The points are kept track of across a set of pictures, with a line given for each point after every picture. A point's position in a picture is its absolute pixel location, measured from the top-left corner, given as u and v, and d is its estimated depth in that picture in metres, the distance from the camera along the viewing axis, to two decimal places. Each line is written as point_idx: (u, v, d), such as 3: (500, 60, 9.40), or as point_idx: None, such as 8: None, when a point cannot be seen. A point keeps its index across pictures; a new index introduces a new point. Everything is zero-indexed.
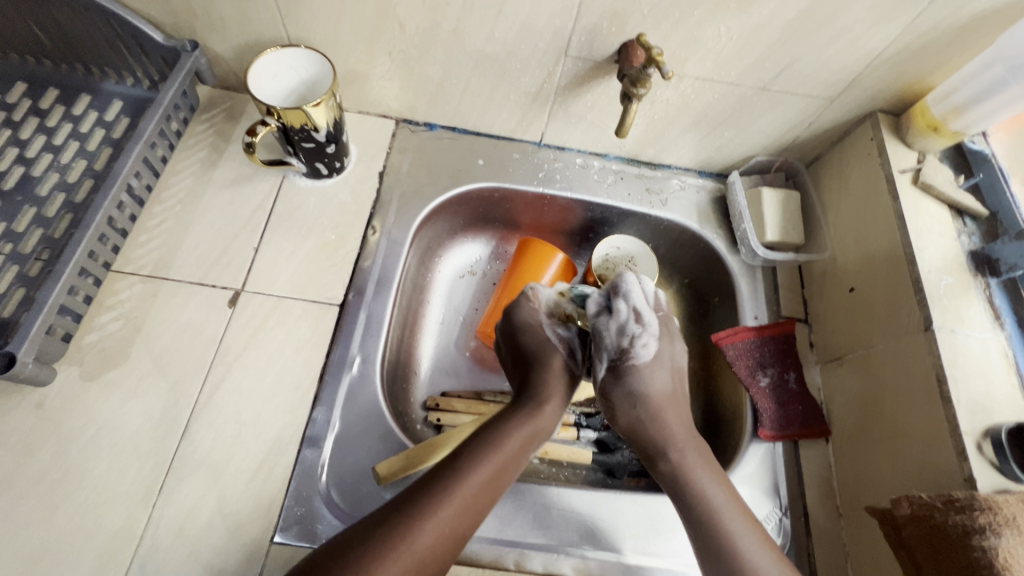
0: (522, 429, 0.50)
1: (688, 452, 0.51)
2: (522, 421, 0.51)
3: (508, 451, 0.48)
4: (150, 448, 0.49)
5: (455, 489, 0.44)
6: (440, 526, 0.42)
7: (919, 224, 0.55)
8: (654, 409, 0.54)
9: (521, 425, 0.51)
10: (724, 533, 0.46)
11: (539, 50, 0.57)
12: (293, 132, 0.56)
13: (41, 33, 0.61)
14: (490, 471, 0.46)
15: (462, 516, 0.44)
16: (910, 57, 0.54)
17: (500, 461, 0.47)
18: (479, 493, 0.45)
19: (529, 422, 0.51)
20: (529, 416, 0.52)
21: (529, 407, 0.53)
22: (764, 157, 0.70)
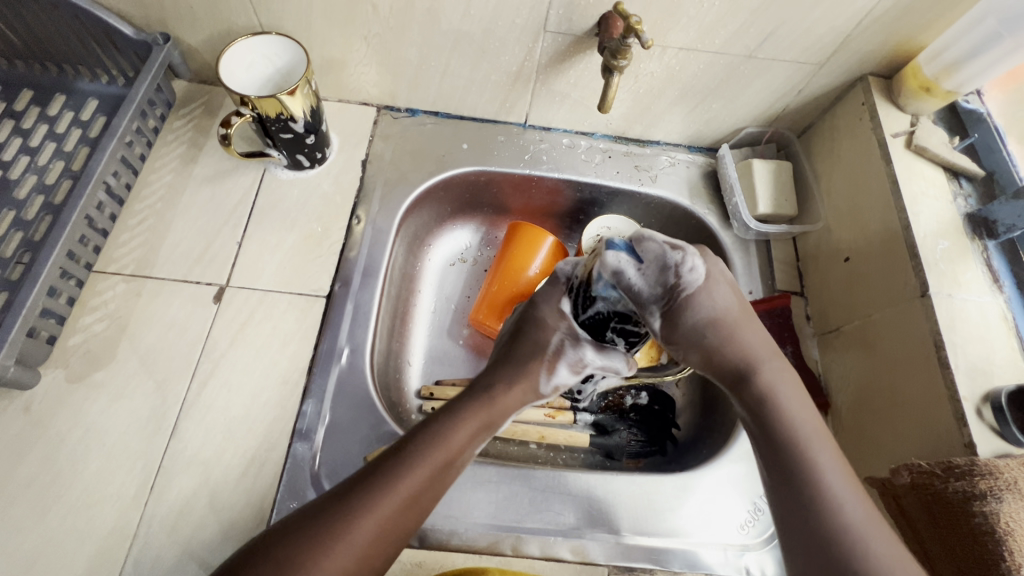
0: (474, 415, 0.46)
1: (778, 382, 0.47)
2: (470, 417, 0.46)
3: (421, 476, 0.40)
4: (140, 447, 0.49)
5: (372, 502, 0.38)
6: (381, 520, 0.38)
7: (913, 188, 0.53)
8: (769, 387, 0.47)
9: (437, 454, 0.42)
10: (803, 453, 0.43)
11: (516, 26, 0.55)
12: (269, 123, 0.55)
13: (10, 32, 0.59)
14: (437, 466, 0.42)
15: (396, 521, 0.39)
16: (899, 15, 0.52)
17: (446, 457, 0.42)
18: (399, 513, 0.39)
19: (445, 444, 0.43)
20: (444, 451, 0.42)
21: (438, 433, 0.43)
22: (754, 129, 0.68)
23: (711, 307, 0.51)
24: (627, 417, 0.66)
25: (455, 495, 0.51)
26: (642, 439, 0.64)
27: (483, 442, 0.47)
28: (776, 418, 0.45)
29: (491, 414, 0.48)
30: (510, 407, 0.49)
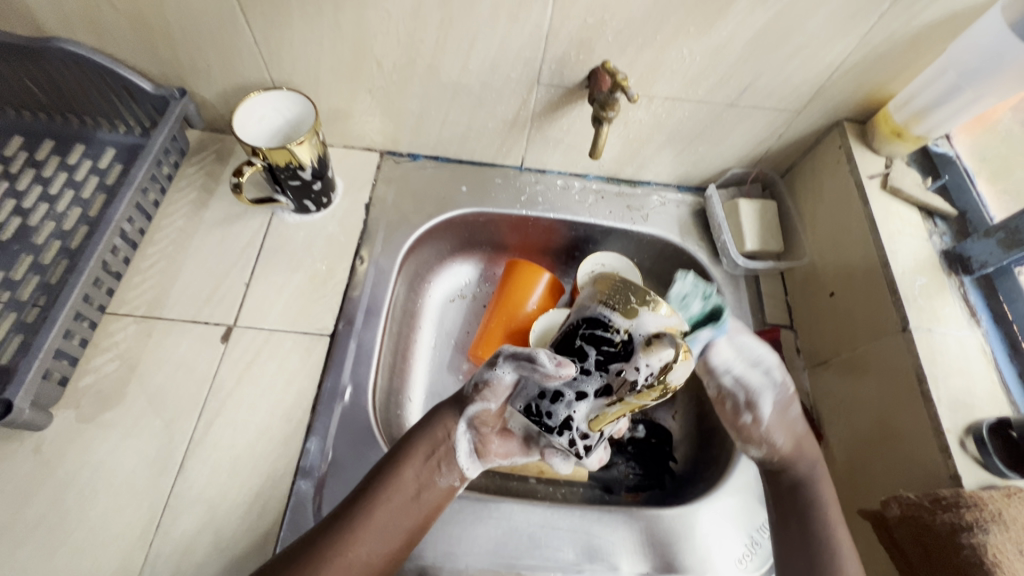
0: (424, 444, 0.46)
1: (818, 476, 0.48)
2: (420, 449, 0.45)
3: (406, 481, 0.44)
4: (146, 486, 0.50)
5: (367, 515, 0.42)
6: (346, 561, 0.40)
7: (890, 227, 0.56)
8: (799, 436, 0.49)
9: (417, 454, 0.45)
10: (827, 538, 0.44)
11: (512, 80, 0.59)
12: (279, 171, 0.58)
13: (36, 88, 0.63)
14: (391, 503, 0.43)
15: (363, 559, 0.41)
16: (868, 68, 0.56)
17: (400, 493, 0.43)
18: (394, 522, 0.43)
19: (434, 438, 0.46)
20: (428, 446, 0.46)
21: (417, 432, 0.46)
22: (739, 169, 0.72)
23: (768, 428, 0.48)
24: (625, 450, 0.66)
25: (456, 531, 0.51)
26: (639, 473, 0.65)
27: (468, 462, 0.47)
28: (808, 493, 0.47)
29: (465, 448, 0.47)
30: (489, 449, 0.48)
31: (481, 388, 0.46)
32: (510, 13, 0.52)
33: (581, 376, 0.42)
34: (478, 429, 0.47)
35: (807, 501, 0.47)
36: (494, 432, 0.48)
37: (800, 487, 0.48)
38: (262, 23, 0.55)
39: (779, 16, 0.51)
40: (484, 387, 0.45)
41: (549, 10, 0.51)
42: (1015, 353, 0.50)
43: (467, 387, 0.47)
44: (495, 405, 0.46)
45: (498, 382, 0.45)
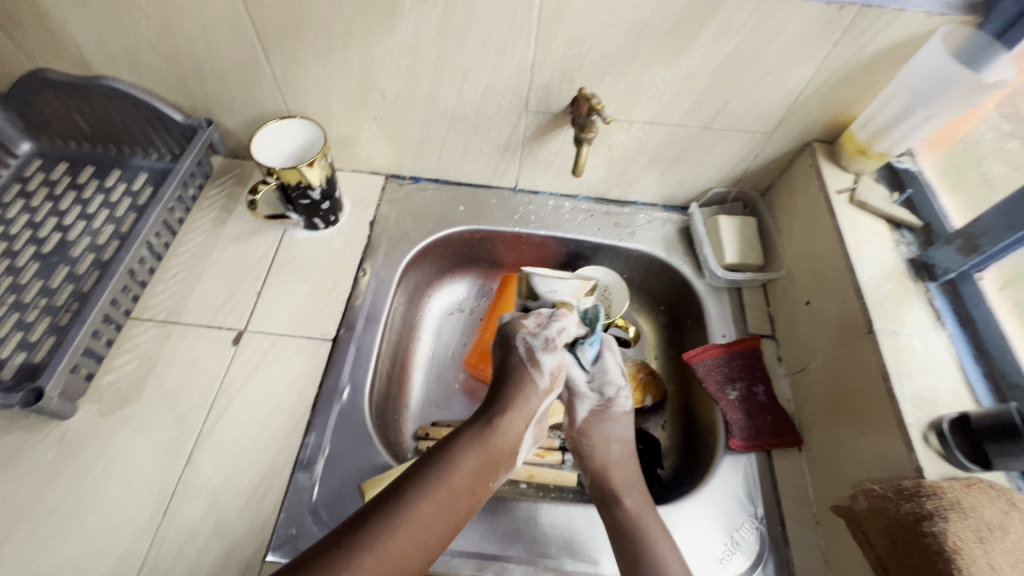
0: (478, 447, 0.51)
1: (635, 493, 0.55)
2: (475, 444, 0.51)
3: (464, 469, 0.49)
4: (156, 475, 0.54)
5: (427, 497, 0.46)
6: (410, 534, 0.44)
7: (857, 237, 0.59)
8: (613, 458, 0.59)
9: (475, 447, 0.51)
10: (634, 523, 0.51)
11: (502, 107, 0.65)
12: (291, 189, 0.64)
13: (82, 120, 0.72)
14: (448, 492, 0.47)
15: (430, 527, 0.45)
16: (828, 92, 0.61)
17: (459, 483, 0.48)
18: (438, 518, 0.46)
19: (488, 442, 0.52)
20: (481, 447, 0.51)
21: (481, 431, 0.52)
22: (720, 189, 0.76)
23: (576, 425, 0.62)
24: None
25: None
26: None
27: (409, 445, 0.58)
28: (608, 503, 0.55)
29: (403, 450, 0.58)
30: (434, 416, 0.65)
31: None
32: (498, 47, 0.58)
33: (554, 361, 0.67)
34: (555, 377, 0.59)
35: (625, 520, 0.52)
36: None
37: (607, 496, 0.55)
38: (280, 60, 0.62)
39: (741, 45, 0.56)
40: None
41: (533, 43, 0.57)
42: (980, 354, 0.52)
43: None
44: (557, 390, 0.60)
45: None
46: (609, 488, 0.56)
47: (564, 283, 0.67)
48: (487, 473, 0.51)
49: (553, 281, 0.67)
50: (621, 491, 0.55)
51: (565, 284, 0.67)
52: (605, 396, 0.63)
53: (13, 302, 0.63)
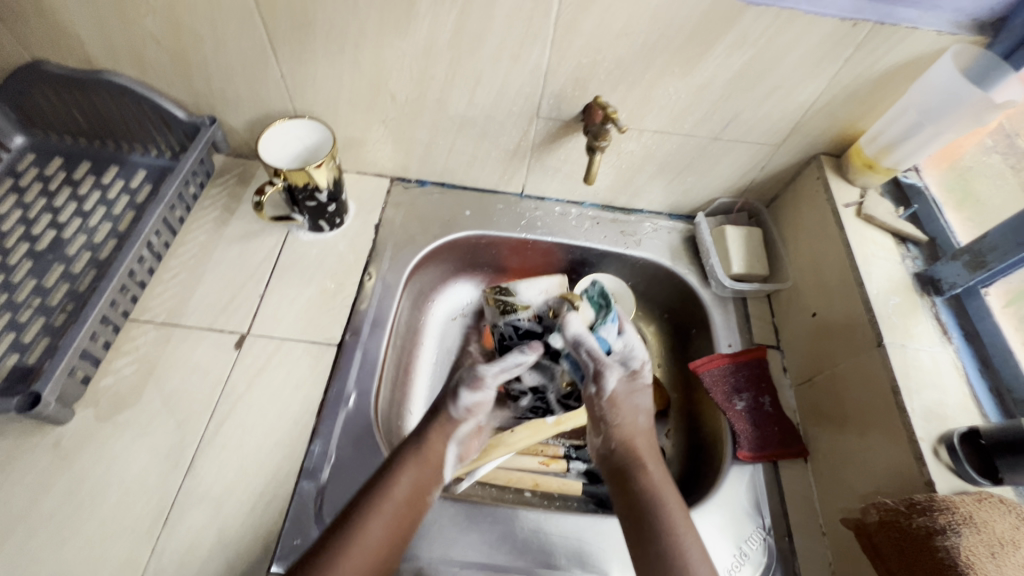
0: (414, 464, 0.53)
1: (661, 476, 0.55)
2: (413, 461, 0.53)
3: (405, 482, 0.51)
4: (155, 483, 0.52)
5: (371, 518, 0.48)
6: (361, 554, 0.47)
7: (865, 251, 0.60)
8: (641, 426, 0.60)
9: (414, 457, 0.53)
10: (656, 503, 0.51)
11: (513, 113, 0.65)
12: (297, 191, 0.63)
13: (80, 115, 0.70)
14: (393, 510, 0.49)
15: (380, 544, 0.48)
16: (838, 107, 0.61)
17: (404, 499, 0.50)
18: (385, 536, 0.48)
19: (428, 446, 0.55)
20: (422, 454, 0.54)
21: (413, 448, 0.54)
22: (726, 199, 0.76)
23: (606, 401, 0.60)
24: None
25: (451, 535, 0.53)
26: None
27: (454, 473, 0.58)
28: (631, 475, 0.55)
29: (453, 460, 0.58)
30: (468, 451, 0.61)
31: (469, 411, 0.58)
32: (512, 53, 0.58)
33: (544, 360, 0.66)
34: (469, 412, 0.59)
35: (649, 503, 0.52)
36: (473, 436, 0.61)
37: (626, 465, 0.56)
38: (289, 60, 0.61)
39: (755, 58, 0.56)
40: (472, 408, 0.59)
41: (548, 50, 0.57)
42: (985, 368, 0.53)
43: (455, 412, 0.58)
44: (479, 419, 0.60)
45: (482, 398, 0.59)
46: (632, 456, 0.57)
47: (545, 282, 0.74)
48: (425, 486, 0.53)
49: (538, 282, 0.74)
50: (642, 464, 0.56)
51: (547, 283, 0.74)
52: (631, 369, 0.62)
53: (4, 301, 0.60)
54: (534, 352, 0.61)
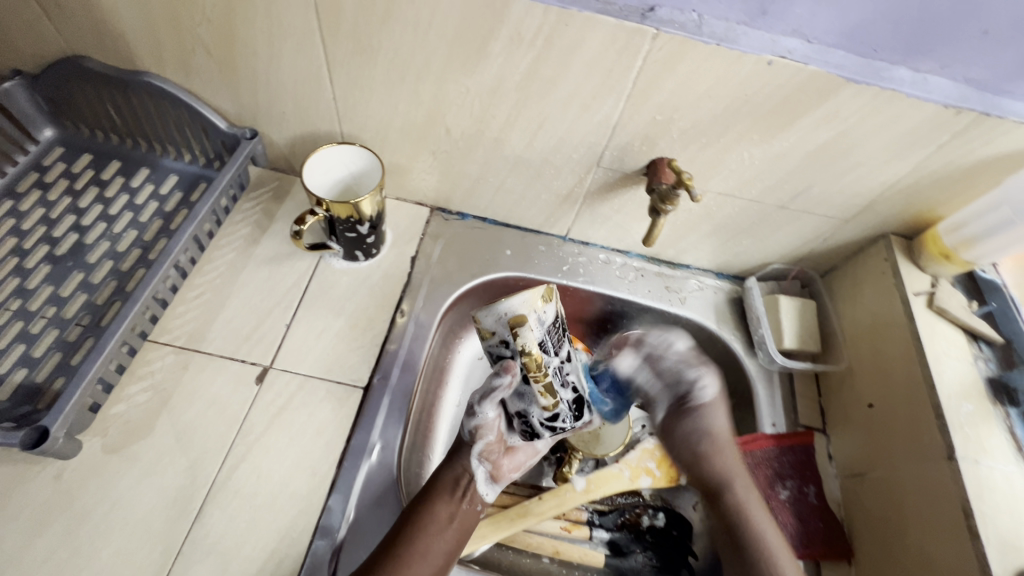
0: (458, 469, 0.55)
1: (745, 496, 0.58)
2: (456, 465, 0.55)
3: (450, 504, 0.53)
4: (161, 529, 0.49)
5: (428, 522, 0.51)
6: (422, 555, 0.49)
7: (937, 347, 0.56)
8: (705, 451, 0.59)
9: (453, 479, 0.54)
10: (752, 528, 0.56)
11: (573, 160, 0.61)
12: (338, 223, 0.60)
13: (115, 113, 0.66)
14: (445, 514, 0.52)
15: (437, 545, 0.51)
16: (919, 190, 0.58)
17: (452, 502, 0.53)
18: (442, 538, 0.51)
19: (455, 472, 0.55)
20: (451, 480, 0.54)
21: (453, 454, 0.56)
22: (780, 265, 0.73)
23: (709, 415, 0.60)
24: (643, 539, 0.65)
25: None
26: (656, 566, 0.63)
27: (488, 488, 0.56)
28: (727, 497, 0.58)
29: (483, 477, 0.55)
30: (501, 470, 0.57)
31: (476, 432, 0.54)
32: (584, 102, 0.54)
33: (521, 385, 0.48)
34: (477, 433, 0.54)
35: (744, 531, 0.56)
36: (502, 454, 0.56)
37: (721, 492, 0.58)
38: (344, 83, 0.58)
39: (842, 134, 0.53)
40: (479, 430, 0.54)
41: (622, 103, 0.53)
42: None
43: (464, 436, 0.55)
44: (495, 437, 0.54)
45: (484, 421, 0.53)
46: (721, 471, 0.59)
47: (509, 300, 0.45)
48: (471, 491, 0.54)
49: (497, 304, 0.45)
50: (732, 482, 0.58)
51: (512, 299, 0.45)
52: (683, 395, 0.61)
53: (18, 308, 0.57)
54: (507, 376, 0.48)
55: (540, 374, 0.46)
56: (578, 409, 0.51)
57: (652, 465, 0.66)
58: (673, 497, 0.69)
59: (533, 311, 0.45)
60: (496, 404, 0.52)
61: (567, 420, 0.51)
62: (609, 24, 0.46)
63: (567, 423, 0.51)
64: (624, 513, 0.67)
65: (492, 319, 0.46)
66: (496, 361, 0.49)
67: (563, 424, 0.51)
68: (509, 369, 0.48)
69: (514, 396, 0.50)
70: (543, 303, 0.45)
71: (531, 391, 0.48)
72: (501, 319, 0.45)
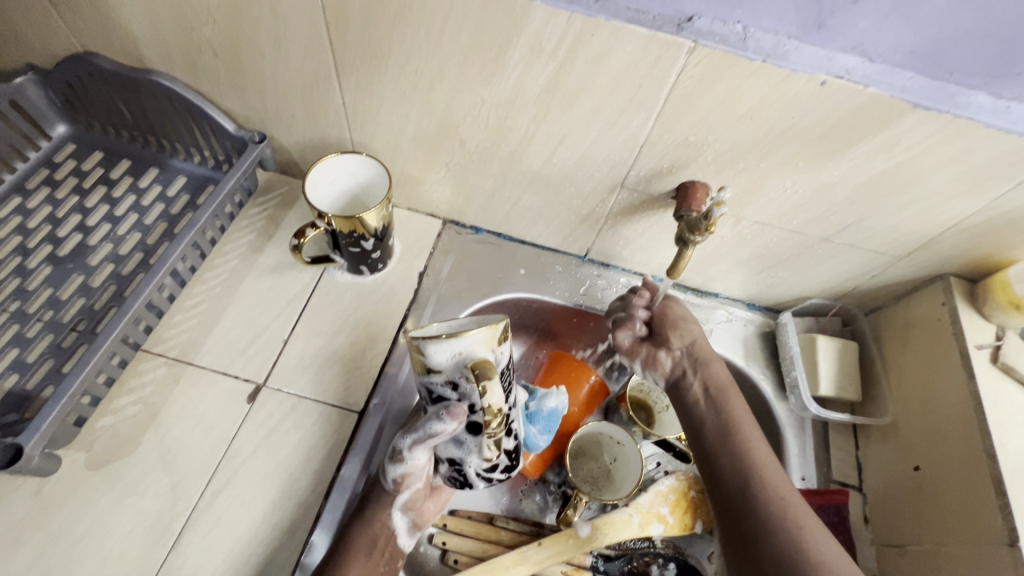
0: (367, 532, 0.48)
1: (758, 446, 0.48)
2: (363, 527, 0.48)
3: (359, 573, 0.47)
4: (139, 554, 0.47)
5: None
6: None
7: (1000, 412, 0.50)
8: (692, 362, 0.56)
9: (365, 544, 0.48)
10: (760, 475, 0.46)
11: (595, 179, 0.56)
12: (341, 237, 0.57)
13: (125, 111, 0.64)
14: None
15: None
16: (990, 230, 0.51)
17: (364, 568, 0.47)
18: None
19: (372, 531, 0.48)
20: (367, 541, 0.48)
21: (359, 512, 0.49)
22: (820, 300, 0.66)
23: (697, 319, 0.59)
24: None
25: None
26: None
27: (410, 539, 0.51)
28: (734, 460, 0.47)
29: (403, 527, 0.50)
30: (426, 514, 0.51)
31: (401, 481, 0.48)
32: (609, 119, 0.49)
33: (466, 436, 0.44)
34: (400, 481, 0.48)
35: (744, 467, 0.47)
36: (426, 498, 0.51)
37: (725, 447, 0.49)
38: (354, 89, 0.54)
39: (903, 165, 0.46)
40: (405, 478, 0.47)
41: (651, 121, 0.48)
42: None
43: (386, 484, 0.48)
44: (419, 484, 0.48)
45: (413, 468, 0.47)
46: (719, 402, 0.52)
47: (464, 339, 0.41)
48: (381, 553, 0.49)
49: (453, 340, 0.41)
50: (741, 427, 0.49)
51: (468, 338, 0.41)
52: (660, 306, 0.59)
53: (15, 310, 0.56)
54: (454, 422, 0.42)
55: (497, 427, 0.42)
56: (515, 458, 0.47)
57: (666, 512, 0.61)
58: (686, 546, 0.64)
59: (490, 352, 0.42)
60: (428, 448, 0.46)
61: (504, 471, 0.47)
62: (640, 34, 0.41)
63: (502, 473, 0.47)
64: (632, 560, 0.62)
65: (446, 358, 0.41)
66: (437, 402, 0.44)
67: (496, 480, 0.47)
68: (455, 414, 0.42)
69: (449, 442, 0.45)
70: (499, 344, 0.43)
71: (476, 440, 0.44)
72: (458, 361, 0.42)
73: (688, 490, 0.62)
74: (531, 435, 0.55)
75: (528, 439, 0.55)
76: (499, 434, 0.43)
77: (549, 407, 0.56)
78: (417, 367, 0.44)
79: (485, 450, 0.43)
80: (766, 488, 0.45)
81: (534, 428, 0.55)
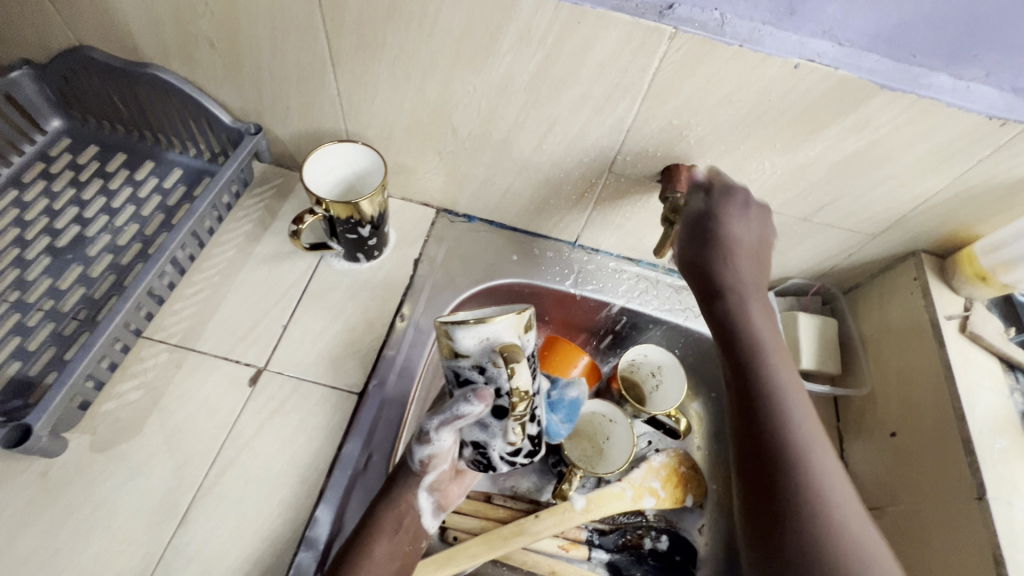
0: (392, 511, 0.49)
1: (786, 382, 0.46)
2: (390, 506, 0.49)
3: (384, 550, 0.48)
4: (146, 531, 0.48)
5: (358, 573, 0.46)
6: None
7: (968, 379, 0.53)
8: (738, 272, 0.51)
9: (390, 522, 0.49)
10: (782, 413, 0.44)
11: (583, 164, 0.59)
12: (338, 223, 0.58)
13: (121, 104, 0.65)
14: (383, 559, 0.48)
15: None
16: (956, 207, 0.54)
17: (388, 546, 0.49)
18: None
19: (398, 511, 0.49)
20: (394, 520, 0.49)
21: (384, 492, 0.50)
22: (800, 280, 0.69)
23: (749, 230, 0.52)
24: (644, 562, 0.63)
25: None
26: None
27: (435, 520, 0.52)
28: (770, 405, 0.44)
29: (429, 508, 0.51)
30: (450, 496, 0.53)
31: (427, 462, 0.49)
32: (597, 104, 0.51)
33: (492, 419, 0.45)
34: (426, 463, 0.49)
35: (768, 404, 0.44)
36: (451, 480, 0.52)
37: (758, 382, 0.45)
38: (349, 80, 0.56)
39: (873, 145, 0.49)
40: (431, 459, 0.49)
41: (636, 106, 0.50)
42: None
43: (413, 465, 0.49)
44: (445, 466, 0.50)
45: (439, 449, 0.48)
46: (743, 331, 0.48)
47: (493, 324, 0.42)
48: (407, 533, 0.50)
49: (481, 327, 0.42)
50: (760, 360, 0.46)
51: (497, 324, 0.42)
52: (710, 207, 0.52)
53: (16, 300, 0.57)
54: (481, 405, 0.44)
55: (523, 411, 0.44)
56: (537, 442, 0.49)
57: (658, 486, 0.63)
58: (678, 520, 0.67)
59: (519, 338, 0.44)
60: (455, 430, 0.47)
61: (526, 455, 0.48)
62: (624, 22, 0.43)
63: (525, 457, 0.48)
64: (626, 533, 0.64)
65: (477, 344, 0.43)
66: (463, 385, 0.45)
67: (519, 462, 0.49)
68: (482, 396, 0.44)
69: (474, 425, 0.46)
70: (526, 331, 0.44)
71: (500, 424, 0.45)
72: (489, 347, 0.43)
73: (678, 465, 0.65)
74: (553, 423, 0.56)
75: (550, 428, 0.56)
76: (524, 417, 0.44)
77: (570, 396, 0.58)
78: (446, 353, 0.45)
79: (512, 432, 0.45)
80: (801, 436, 0.43)
81: (556, 416, 0.56)
